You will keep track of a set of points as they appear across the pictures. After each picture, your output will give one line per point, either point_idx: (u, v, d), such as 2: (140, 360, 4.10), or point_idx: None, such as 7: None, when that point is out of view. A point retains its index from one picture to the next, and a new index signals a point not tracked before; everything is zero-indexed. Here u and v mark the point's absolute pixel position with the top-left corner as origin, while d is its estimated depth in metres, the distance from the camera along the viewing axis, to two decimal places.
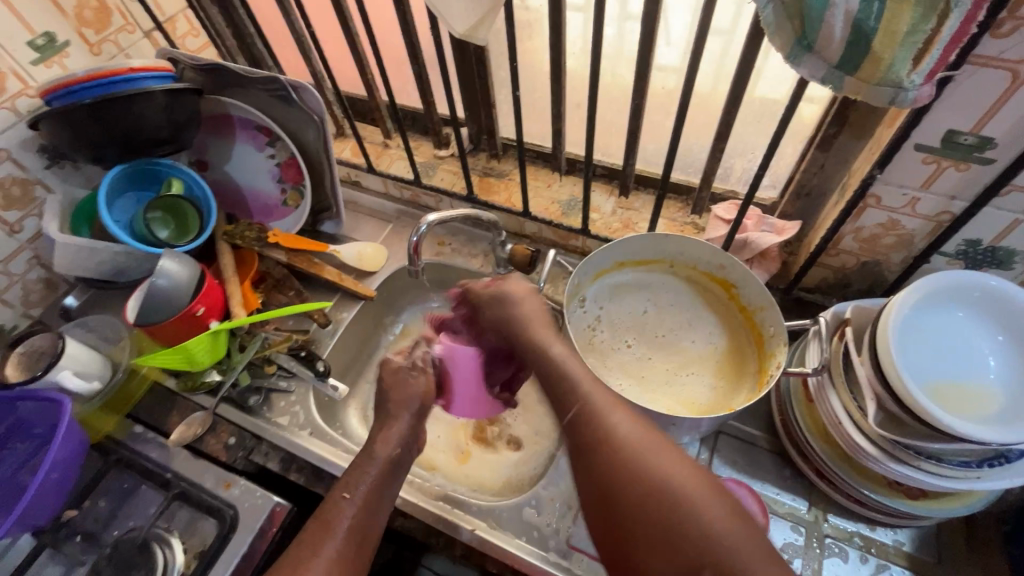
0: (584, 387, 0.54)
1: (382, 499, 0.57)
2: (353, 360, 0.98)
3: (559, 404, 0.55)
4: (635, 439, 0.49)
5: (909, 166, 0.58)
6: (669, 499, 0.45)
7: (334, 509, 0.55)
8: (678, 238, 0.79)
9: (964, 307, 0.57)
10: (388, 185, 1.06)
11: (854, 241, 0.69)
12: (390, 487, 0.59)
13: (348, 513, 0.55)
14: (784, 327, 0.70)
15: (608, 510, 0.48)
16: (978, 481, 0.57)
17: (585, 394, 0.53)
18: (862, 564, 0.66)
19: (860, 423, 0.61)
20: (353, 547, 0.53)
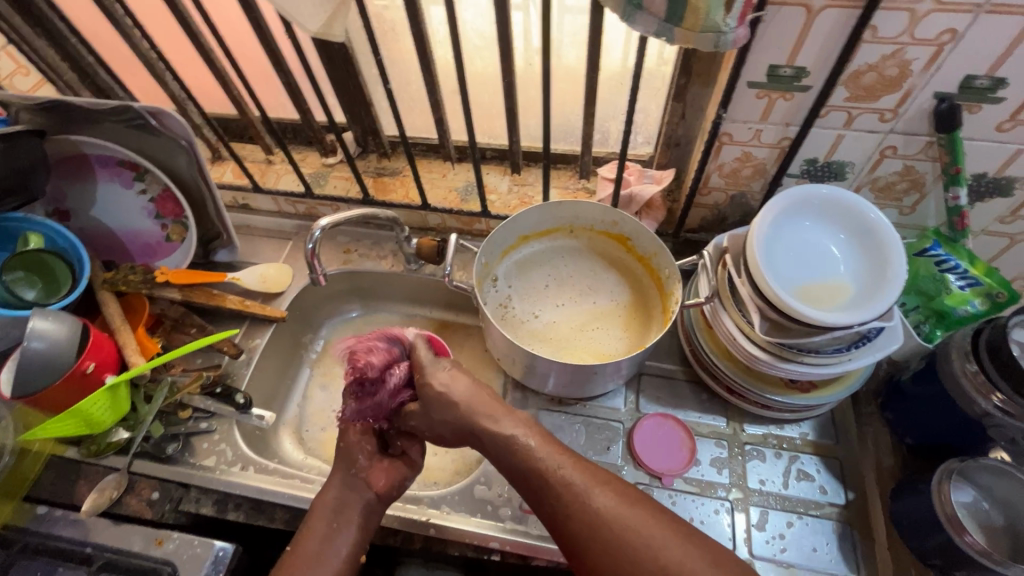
0: (559, 467, 0.56)
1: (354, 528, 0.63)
2: (276, 385, 0.94)
3: (539, 488, 0.57)
4: (611, 505, 0.53)
5: (747, 103, 0.66)
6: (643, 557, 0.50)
7: (300, 549, 0.61)
8: (571, 204, 0.83)
9: (811, 216, 0.65)
10: (279, 203, 1.02)
11: (720, 177, 0.77)
12: (367, 516, 0.65)
13: (314, 544, 0.61)
14: (676, 266, 0.78)
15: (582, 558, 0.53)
16: (849, 362, 0.66)
17: (565, 475, 0.56)
18: (777, 460, 0.75)
19: (749, 333, 0.68)
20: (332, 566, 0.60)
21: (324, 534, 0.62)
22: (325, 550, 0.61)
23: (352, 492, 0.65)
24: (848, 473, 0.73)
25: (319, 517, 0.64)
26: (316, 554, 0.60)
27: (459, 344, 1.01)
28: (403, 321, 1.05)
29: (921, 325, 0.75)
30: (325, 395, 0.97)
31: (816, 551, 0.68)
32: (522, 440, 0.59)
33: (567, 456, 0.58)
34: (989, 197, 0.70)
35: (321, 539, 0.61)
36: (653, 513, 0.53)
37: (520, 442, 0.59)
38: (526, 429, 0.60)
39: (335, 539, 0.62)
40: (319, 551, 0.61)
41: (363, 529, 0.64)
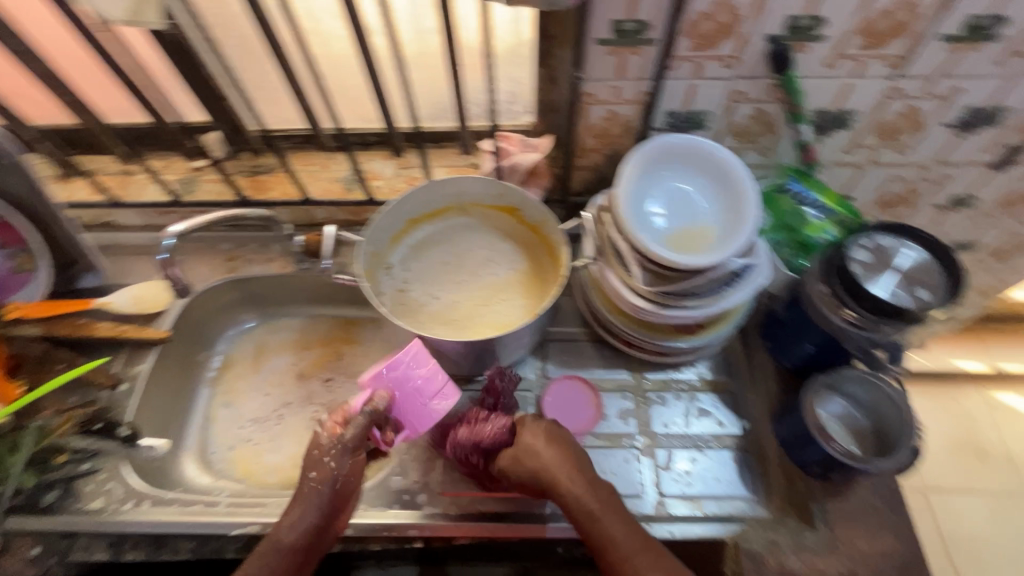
0: (564, 479, 0.61)
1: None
2: (170, 411, 0.88)
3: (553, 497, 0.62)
4: (611, 523, 0.58)
5: (600, 61, 0.67)
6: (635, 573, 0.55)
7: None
8: (454, 180, 0.82)
9: (671, 166, 0.68)
10: (147, 216, 0.94)
11: (592, 138, 0.78)
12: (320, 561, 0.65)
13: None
14: (562, 230, 0.79)
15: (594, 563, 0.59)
16: (725, 300, 0.69)
17: (568, 487, 0.61)
18: (678, 402, 0.78)
19: (632, 284, 0.70)
20: None
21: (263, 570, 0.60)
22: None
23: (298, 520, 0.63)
24: (741, 403, 0.78)
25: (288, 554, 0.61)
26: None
27: (368, 339, 0.99)
28: (307, 324, 1.01)
29: (794, 257, 0.78)
30: (229, 412, 0.92)
31: (719, 480, 0.72)
32: (540, 452, 0.63)
33: (570, 466, 0.62)
34: (831, 131, 0.75)
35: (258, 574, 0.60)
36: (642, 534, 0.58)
37: (537, 457, 0.63)
38: (543, 442, 0.64)
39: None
40: None
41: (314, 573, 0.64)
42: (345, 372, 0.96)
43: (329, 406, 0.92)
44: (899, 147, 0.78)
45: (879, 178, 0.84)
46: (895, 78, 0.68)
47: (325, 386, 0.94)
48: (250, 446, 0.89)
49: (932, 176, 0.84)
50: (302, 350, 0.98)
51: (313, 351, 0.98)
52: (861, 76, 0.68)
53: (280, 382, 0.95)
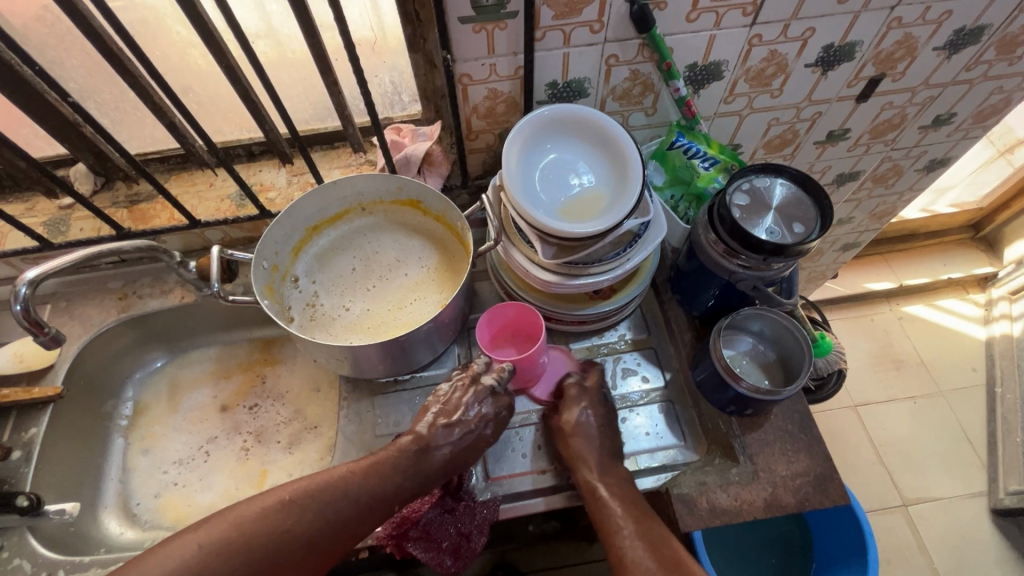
0: (592, 469, 0.68)
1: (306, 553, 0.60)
2: (81, 470, 0.82)
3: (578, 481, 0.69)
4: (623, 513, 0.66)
5: (468, 40, 0.65)
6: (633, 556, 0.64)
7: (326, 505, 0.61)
8: (346, 181, 0.79)
9: (554, 139, 0.68)
10: (16, 265, 0.85)
11: (480, 120, 0.77)
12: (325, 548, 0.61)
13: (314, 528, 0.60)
14: (465, 216, 0.77)
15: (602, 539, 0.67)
16: (628, 261, 0.71)
17: (592, 476, 0.68)
18: (603, 366, 0.80)
19: (538, 261, 0.70)
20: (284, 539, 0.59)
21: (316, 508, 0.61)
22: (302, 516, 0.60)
23: (322, 525, 0.61)
24: (662, 358, 0.81)
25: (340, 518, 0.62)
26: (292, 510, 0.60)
27: (290, 356, 0.95)
28: (223, 352, 0.96)
29: (689, 210, 0.82)
30: (149, 459, 0.86)
31: (649, 434, 0.75)
32: (581, 435, 0.69)
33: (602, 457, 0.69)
34: (705, 83, 0.78)
35: (318, 513, 0.60)
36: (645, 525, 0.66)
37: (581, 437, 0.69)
38: (590, 426, 0.71)
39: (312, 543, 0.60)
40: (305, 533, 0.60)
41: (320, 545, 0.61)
42: (272, 395, 0.92)
43: (258, 433, 0.88)
44: (772, 92, 0.82)
45: (760, 123, 0.89)
46: (754, 26, 0.70)
47: (251, 413, 0.90)
48: (177, 490, 0.84)
49: (806, 115, 0.89)
50: (221, 380, 0.93)
51: (233, 379, 0.93)
52: (722, 27, 0.70)
53: (202, 417, 0.90)
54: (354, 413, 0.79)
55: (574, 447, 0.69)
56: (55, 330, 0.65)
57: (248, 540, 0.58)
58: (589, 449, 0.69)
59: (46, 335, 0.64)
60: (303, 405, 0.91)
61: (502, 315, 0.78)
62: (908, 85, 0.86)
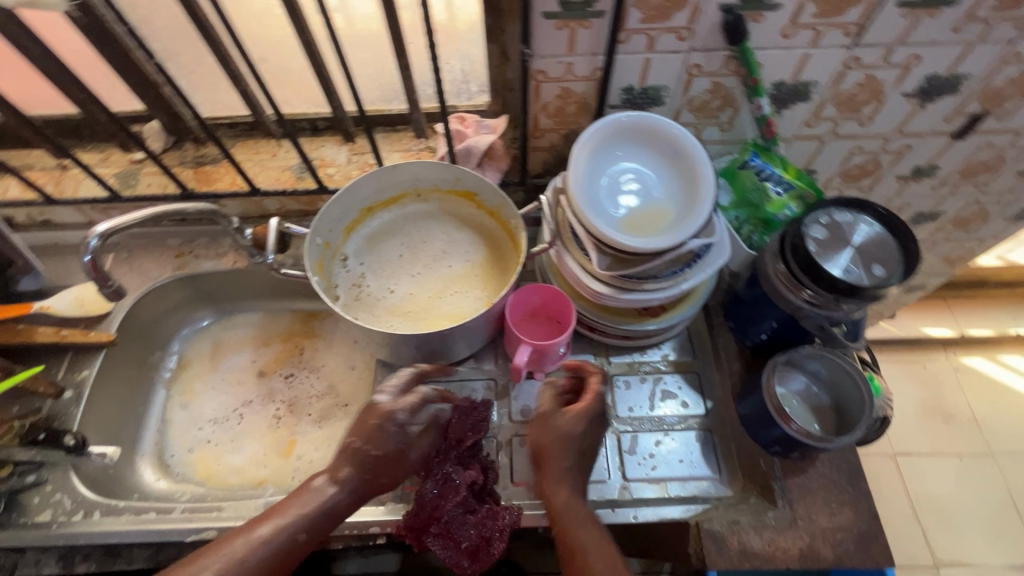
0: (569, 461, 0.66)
1: None
2: (124, 415, 0.85)
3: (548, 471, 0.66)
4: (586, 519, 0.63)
5: (549, 35, 0.63)
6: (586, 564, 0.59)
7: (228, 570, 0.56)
8: (406, 166, 0.79)
9: (623, 145, 0.66)
10: (86, 213, 0.89)
11: (548, 118, 0.75)
12: None
13: None
14: (520, 215, 0.76)
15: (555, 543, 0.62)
16: (684, 282, 0.67)
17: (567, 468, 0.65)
18: (642, 384, 0.78)
19: (591, 270, 0.68)
20: None
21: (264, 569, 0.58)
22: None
23: None
24: (705, 384, 0.77)
25: None
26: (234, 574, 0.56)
27: (329, 331, 0.96)
28: (266, 319, 0.98)
29: (753, 235, 0.78)
30: (187, 414, 0.89)
31: (682, 461, 0.72)
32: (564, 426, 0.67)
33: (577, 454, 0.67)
34: (790, 103, 0.73)
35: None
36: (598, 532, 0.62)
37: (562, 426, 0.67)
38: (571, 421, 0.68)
39: None
40: None
41: None
42: (307, 367, 0.93)
43: (291, 403, 0.90)
44: (860, 119, 0.77)
45: (841, 150, 0.83)
46: (854, 47, 0.65)
47: (286, 382, 0.92)
48: (209, 447, 0.86)
49: (894, 147, 0.83)
50: (261, 346, 0.95)
51: (273, 347, 0.95)
52: (818, 45, 0.65)
53: (240, 380, 0.92)
54: None
55: (544, 443, 0.66)
56: (113, 283, 0.67)
57: None
58: (557, 445, 0.66)
59: (109, 287, 0.67)
60: (336, 381, 0.92)
61: (527, 300, 0.76)
62: (1013, 126, 0.79)
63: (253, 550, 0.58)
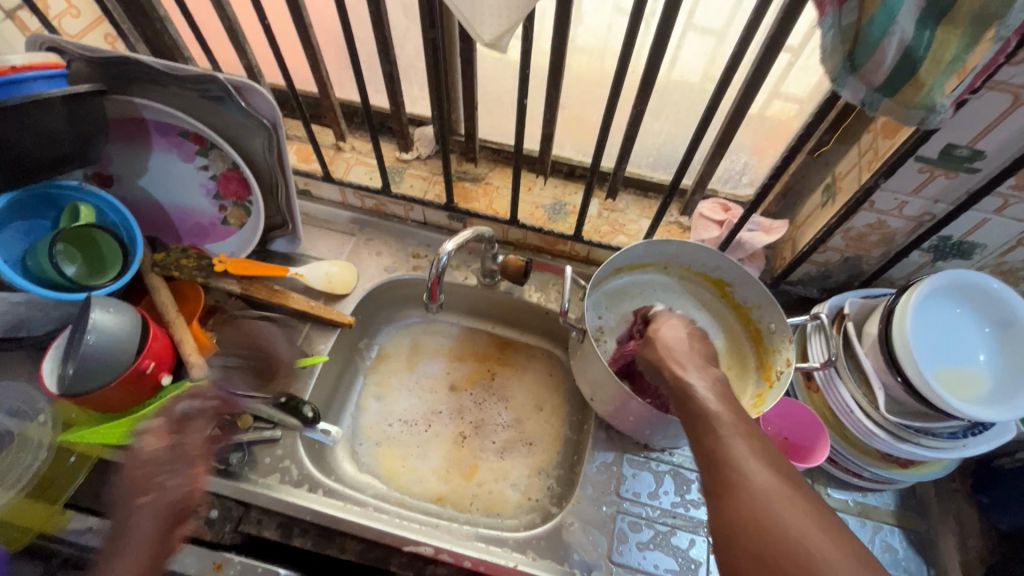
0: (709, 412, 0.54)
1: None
2: (333, 391, 0.88)
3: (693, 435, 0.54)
4: (766, 477, 0.48)
5: (906, 176, 0.63)
6: (790, 549, 0.43)
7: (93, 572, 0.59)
8: (678, 243, 0.79)
9: (962, 304, 0.63)
10: (346, 194, 0.95)
11: (843, 239, 0.74)
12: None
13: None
14: (787, 323, 0.73)
15: (731, 499, 0.47)
16: (964, 449, 0.65)
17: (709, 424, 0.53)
18: (862, 529, 0.74)
19: (866, 408, 0.67)
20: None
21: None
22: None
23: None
24: (929, 548, 0.73)
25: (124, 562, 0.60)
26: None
27: (521, 364, 0.96)
28: (463, 334, 0.99)
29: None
30: (379, 405, 0.92)
31: None
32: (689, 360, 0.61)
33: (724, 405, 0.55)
34: None
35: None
36: (806, 511, 0.45)
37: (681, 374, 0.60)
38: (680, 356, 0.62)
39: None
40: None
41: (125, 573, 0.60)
42: (496, 394, 0.93)
43: (478, 426, 0.90)
44: None
45: None
46: None
47: (475, 403, 0.92)
48: (396, 445, 0.88)
49: None
50: (455, 360, 0.97)
51: (467, 364, 0.96)
52: None
53: (431, 389, 0.93)
54: (601, 461, 0.77)
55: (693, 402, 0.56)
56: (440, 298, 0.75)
57: None
58: (688, 373, 0.60)
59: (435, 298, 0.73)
60: (524, 417, 0.91)
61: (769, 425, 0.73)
62: None
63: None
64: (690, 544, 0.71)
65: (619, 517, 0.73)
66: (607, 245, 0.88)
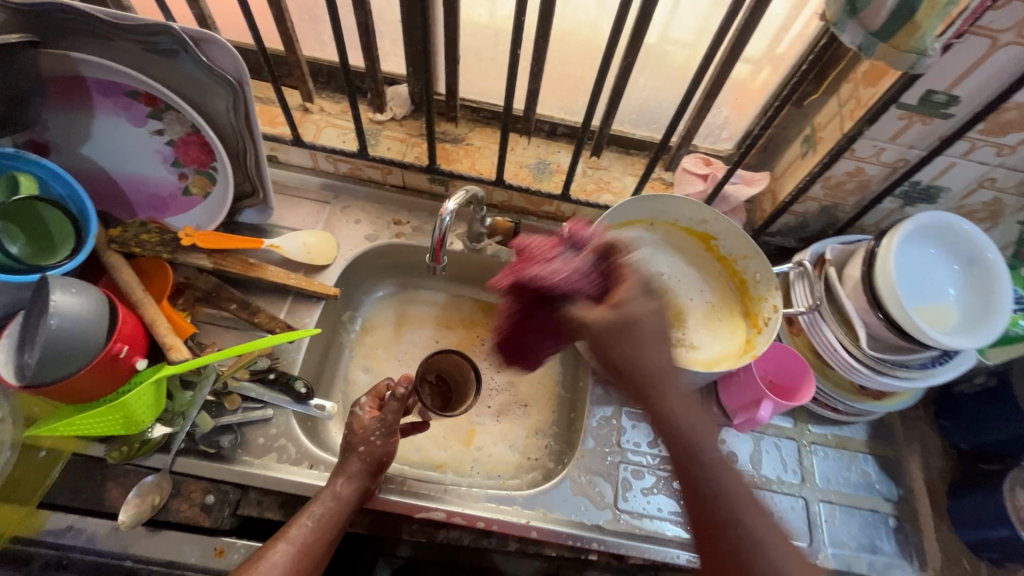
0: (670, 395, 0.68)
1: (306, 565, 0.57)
2: (320, 367, 0.85)
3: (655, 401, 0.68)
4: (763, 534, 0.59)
5: (887, 123, 0.66)
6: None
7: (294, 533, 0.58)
8: (666, 197, 0.79)
9: (934, 244, 0.69)
10: (317, 159, 0.90)
11: (822, 188, 0.77)
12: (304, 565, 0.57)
13: (283, 552, 0.56)
14: (773, 271, 0.76)
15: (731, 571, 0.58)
16: (934, 377, 0.70)
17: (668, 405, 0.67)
18: (841, 459, 0.79)
19: (849, 346, 0.71)
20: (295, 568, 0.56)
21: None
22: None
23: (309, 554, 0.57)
24: (898, 471, 0.80)
25: (303, 544, 0.57)
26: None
27: None
28: (449, 301, 0.97)
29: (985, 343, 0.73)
30: (369, 377, 0.89)
31: (878, 549, 0.74)
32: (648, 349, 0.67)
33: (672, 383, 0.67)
34: None
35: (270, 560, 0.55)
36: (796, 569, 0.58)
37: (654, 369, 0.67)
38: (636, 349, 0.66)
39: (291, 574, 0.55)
40: (281, 562, 0.55)
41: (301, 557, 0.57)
42: (488, 359, 0.93)
43: None
44: None
45: None
46: None
47: None
48: None
49: None
50: (443, 327, 0.95)
51: (455, 331, 0.95)
52: None
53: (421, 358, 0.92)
54: (601, 416, 0.79)
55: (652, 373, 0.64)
56: (443, 261, 0.71)
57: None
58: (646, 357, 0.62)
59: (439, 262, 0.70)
60: (517, 379, 0.92)
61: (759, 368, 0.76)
62: None
63: (288, 548, 0.56)
64: (690, 486, 0.75)
65: (621, 466, 0.75)
66: (594, 204, 0.88)
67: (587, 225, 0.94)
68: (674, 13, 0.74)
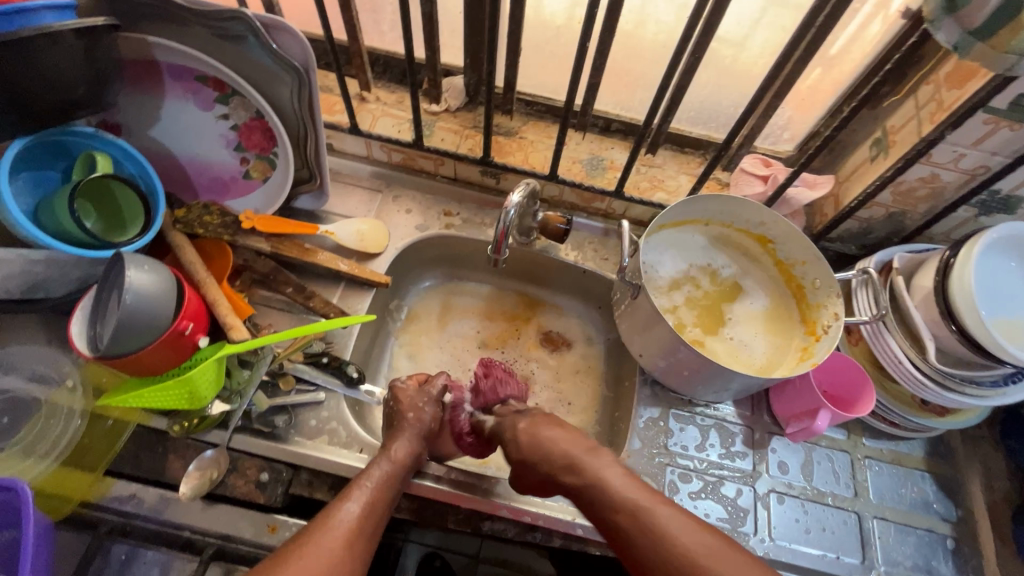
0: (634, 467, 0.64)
1: (375, 521, 0.58)
2: (368, 354, 0.86)
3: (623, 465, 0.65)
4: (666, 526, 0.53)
5: (970, 127, 0.63)
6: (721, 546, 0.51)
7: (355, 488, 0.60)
8: (725, 198, 0.78)
9: (1014, 256, 0.66)
10: (372, 148, 0.90)
11: (891, 193, 0.74)
12: (377, 519, 0.59)
13: (352, 503, 0.58)
14: (835, 277, 0.74)
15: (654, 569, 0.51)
16: (1006, 396, 0.67)
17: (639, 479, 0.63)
18: (897, 475, 0.77)
19: (916, 359, 0.68)
20: (367, 520, 0.57)
21: (370, 526, 0.57)
22: (358, 543, 0.55)
23: (374, 508, 0.59)
24: (957, 491, 0.76)
25: (367, 498, 0.59)
26: (345, 545, 0.54)
27: (554, 323, 0.95)
28: (493, 294, 0.97)
29: None
30: (414, 366, 0.90)
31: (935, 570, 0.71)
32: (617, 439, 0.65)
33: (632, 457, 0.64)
34: None
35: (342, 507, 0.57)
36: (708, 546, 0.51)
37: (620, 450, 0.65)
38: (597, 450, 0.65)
39: (362, 526, 0.56)
40: (351, 511, 0.57)
41: (368, 510, 0.58)
42: (531, 354, 0.93)
43: None
44: None
45: None
46: None
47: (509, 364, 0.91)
48: None
49: None
50: (487, 320, 0.95)
51: (499, 325, 0.95)
52: None
53: (465, 350, 0.92)
54: (648, 417, 0.78)
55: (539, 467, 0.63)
56: (503, 253, 0.71)
57: (321, 529, 0.54)
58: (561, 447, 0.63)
59: (498, 255, 0.70)
60: (560, 376, 0.91)
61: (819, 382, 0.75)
62: None
63: (357, 500, 0.58)
64: (738, 492, 0.73)
65: (668, 468, 0.74)
66: (647, 202, 0.87)
67: (637, 223, 0.92)
68: (744, 9, 0.72)
